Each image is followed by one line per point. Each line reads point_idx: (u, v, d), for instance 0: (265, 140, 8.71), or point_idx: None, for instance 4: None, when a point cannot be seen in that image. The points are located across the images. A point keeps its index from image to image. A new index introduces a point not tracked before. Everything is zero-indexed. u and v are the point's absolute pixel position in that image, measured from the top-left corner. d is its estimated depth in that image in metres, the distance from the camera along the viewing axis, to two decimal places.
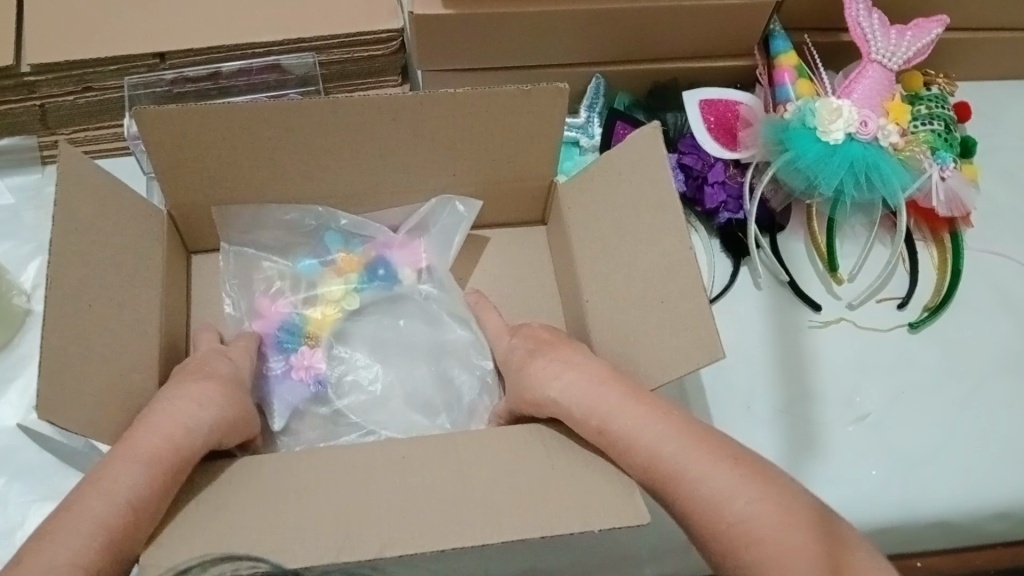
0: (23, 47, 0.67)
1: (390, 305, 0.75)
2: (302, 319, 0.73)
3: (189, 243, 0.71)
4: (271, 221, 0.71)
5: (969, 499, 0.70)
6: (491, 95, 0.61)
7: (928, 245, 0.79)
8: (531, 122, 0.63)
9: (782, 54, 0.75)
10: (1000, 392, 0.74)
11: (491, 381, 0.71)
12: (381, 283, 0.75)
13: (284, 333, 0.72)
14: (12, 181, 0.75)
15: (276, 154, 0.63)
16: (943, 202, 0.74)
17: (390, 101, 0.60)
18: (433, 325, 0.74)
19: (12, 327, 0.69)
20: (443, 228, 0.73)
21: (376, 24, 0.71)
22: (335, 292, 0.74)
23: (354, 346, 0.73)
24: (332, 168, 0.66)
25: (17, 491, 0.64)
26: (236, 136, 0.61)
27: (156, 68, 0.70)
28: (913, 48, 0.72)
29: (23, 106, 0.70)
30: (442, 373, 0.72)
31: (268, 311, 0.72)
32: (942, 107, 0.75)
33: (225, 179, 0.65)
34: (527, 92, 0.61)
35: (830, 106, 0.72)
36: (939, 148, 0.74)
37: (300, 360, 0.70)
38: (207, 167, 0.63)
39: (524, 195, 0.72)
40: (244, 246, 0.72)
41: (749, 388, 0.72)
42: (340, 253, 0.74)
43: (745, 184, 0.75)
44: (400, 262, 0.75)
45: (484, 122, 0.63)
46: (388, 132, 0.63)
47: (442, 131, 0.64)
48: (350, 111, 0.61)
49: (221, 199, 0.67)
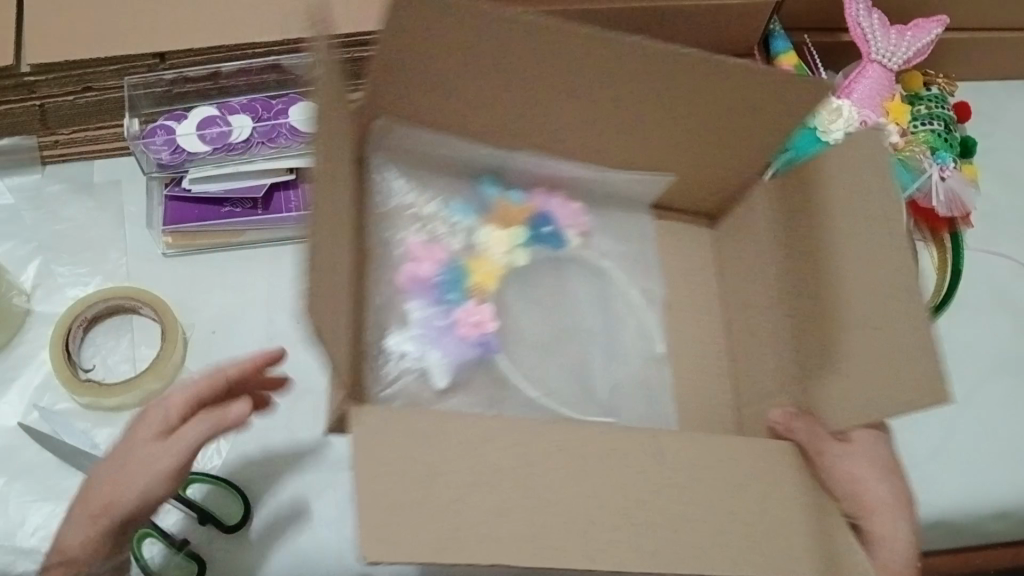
0: (22, 47, 0.66)
1: (551, 266, 0.68)
2: (463, 269, 0.64)
3: (360, 150, 0.64)
4: (435, 154, 0.66)
5: (968, 499, 0.70)
6: (742, 81, 0.54)
7: (928, 245, 0.78)
8: (777, 107, 0.56)
9: (782, 54, 0.74)
10: (1001, 393, 0.74)
11: (659, 366, 0.66)
12: (545, 241, 0.67)
13: (449, 284, 0.63)
14: (12, 181, 0.75)
15: (427, 73, 0.56)
16: (944, 202, 0.74)
17: (627, 42, 0.52)
18: (594, 287, 0.69)
19: (12, 327, 0.70)
20: (630, 193, 0.69)
21: (374, 25, 0.70)
22: (500, 242, 0.66)
23: (508, 300, 0.66)
24: (474, 107, 0.60)
25: (17, 491, 0.64)
26: (402, 54, 0.53)
27: (156, 68, 0.70)
28: (912, 48, 0.72)
29: (23, 106, 0.70)
30: (620, 352, 0.67)
31: (427, 254, 0.64)
32: (942, 106, 0.75)
33: (442, 91, 0.58)
34: (776, 97, 0.55)
35: (830, 106, 0.71)
36: (939, 148, 0.74)
37: (469, 314, 0.62)
38: (412, 76, 0.56)
39: (701, 176, 0.66)
40: (395, 172, 0.66)
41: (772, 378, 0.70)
42: (499, 199, 0.67)
43: None
44: (563, 218, 0.68)
45: (716, 96, 0.56)
46: (592, 81, 0.56)
47: (633, 89, 0.56)
48: (579, 43, 0.52)
49: (373, 115, 0.61)
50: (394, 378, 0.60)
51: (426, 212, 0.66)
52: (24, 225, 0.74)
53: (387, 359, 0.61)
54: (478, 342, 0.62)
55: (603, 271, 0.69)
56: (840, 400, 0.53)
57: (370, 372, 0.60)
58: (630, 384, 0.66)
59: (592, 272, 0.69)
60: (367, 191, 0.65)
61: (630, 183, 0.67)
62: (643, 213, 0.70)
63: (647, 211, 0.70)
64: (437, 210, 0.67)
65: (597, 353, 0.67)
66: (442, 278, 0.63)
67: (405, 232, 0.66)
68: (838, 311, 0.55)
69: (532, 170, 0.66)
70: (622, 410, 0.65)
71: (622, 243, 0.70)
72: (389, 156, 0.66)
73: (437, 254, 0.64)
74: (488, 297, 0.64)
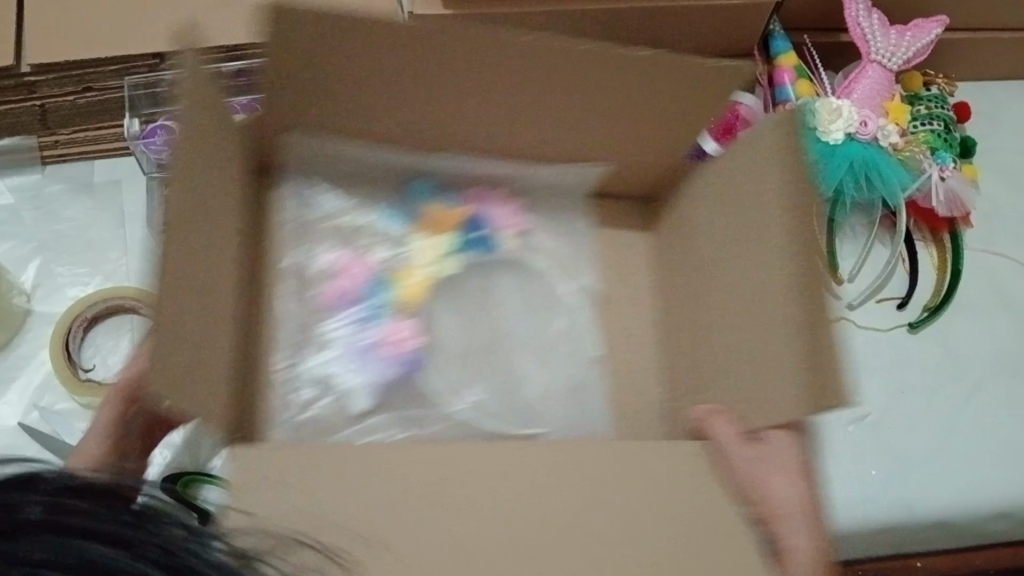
0: (23, 46, 0.66)
1: (481, 274, 0.65)
2: (391, 281, 0.62)
3: (265, 158, 0.62)
4: (347, 161, 0.63)
5: (969, 498, 0.70)
6: (714, 83, 0.54)
7: (927, 245, 0.78)
8: (712, 103, 0.56)
9: (782, 54, 0.75)
10: (1000, 392, 0.74)
11: (600, 369, 0.64)
12: (477, 247, 0.65)
13: (374, 292, 0.62)
14: (13, 181, 0.75)
15: (342, 79, 0.54)
16: (943, 202, 0.74)
17: (503, 52, 0.52)
18: (522, 294, 0.66)
19: (12, 327, 0.71)
20: (555, 200, 0.67)
21: None
22: (427, 255, 0.64)
23: (435, 311, 0.63)
24: (393, 103, 0.57)
25: None
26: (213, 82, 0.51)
27: (156, 68, 0.70)
28: (912, 48, 0.72)
29: (23, 106, 0.70)
30: (551, 352, 0.65)
31: (351, 267, 0.63)
32: (942, 106, 0.75)
33: (314, 83, 0.54)
34: (731, 92, 0.55)
35: (830, 105, 0.71)
36: (939, 148, 0.74)
37: (393, 331, 0.60)
38: (344, 83, 0.55)
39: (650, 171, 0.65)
40: (315, 189, 0.64)
41: None
42: (433, 206, 0.65)
43: None
44: (498, 223, 0.65)
45: (630, 84, 0.55)
46: (560, 94, 0.56)
47: (506, 78, 0.54)
48: (436, 51, 0.52)
49: (285, 122, 0.59)
50: (307, 397, 0.58)
51: (350, 223, 0.64)
52: (25, 225, 0.75)
53: (296, 377, 0.59)
54: (401, 362, 0.60)
55: (526, 277, 0.66)
56: (727, 395, 0.55)
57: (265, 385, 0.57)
58: (572, 399, 0.63)
59: (530, 273, 0.66)
60: (267, 214, 0.62)
61: (554, 179, 0.66)
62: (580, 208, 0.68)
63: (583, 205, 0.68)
64: (364, 220, 0.65)
65: (564, 361, 0.64)
66: (366, 295, 0.62)
67: (299, 261, 0.62)
68: (716, 326, 0.57)
69: (465, 170, 0.64)
70: (554, 421, 0.62)
71: (565, 244, 0.67)
72: (296, 177, 0.63)
73: (365, 268, 0.63)
74: (414, 314, 0.62)
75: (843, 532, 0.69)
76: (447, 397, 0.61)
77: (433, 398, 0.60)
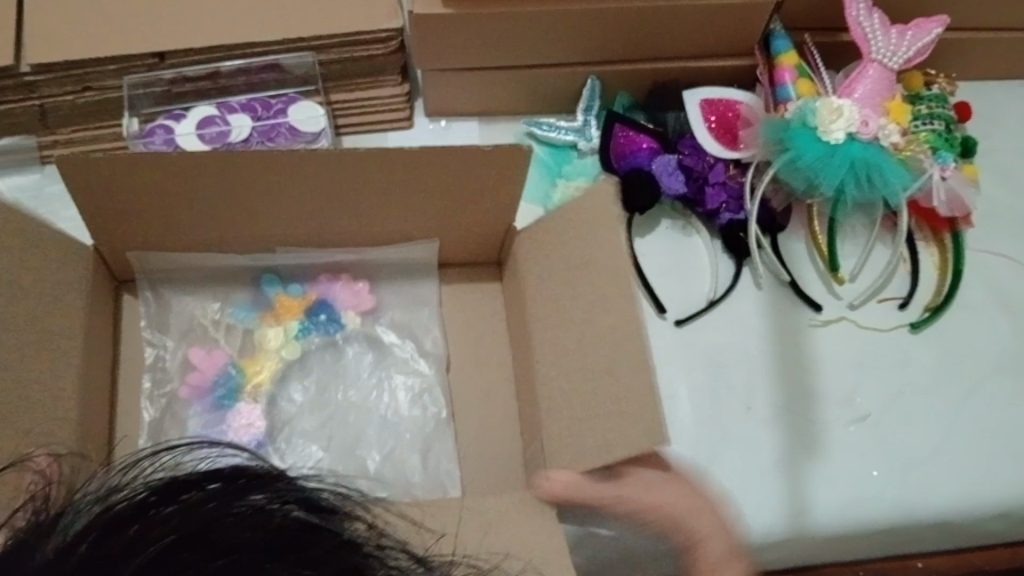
0: (22, 47, 0.67)
1: (327, 352, 0.75)
2: (238, 371, 0.73)
3: (121, 273, 0.72)
4: (198, 263, 0.73)
5: (970, 500, 0.70)
6: (429, 163, 0.61)
7: (928, 245, 0.78)
8: (486, 179, 0.63)
9: (782, 54, 0.74)
10: (1001, 394, 0.74)
11: (445, 429, 0.72)
12: (324, 327, 0.74)
13: (222, 387, 0.72)
14: (13, 181, 0.74)
15: (239, 198, 0.64)
16: (944, 202, 0.73)
17: (317, 157, 0.60)
18: (374, 363, 0.76)
19: None
20: (400, 283, 0.76)
21: (376, 24, 0.70)
22: (271, 340, 0.73)
23: (293, 384, 0.74)
24: (322, 214, 0.67)
25: None
26: (172, 187, 0.62)
27: (156, 68, 0.70)
28: (913, 47, 0.72)
29: (23, 106, 0.70)
30: (392, 424, 0.73)
31: (205, 360, 0.73)
32: (943, 106, 0.75)
33: (152, 211, 0.64)
34: (472, 167, 0.62)
35: (831, 105, 0.71)
36: (940, 148, 0.73)
37: (239, 417, 0.71)
38: (174, 195, 0.63)
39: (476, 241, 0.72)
40: (156, 293, 0.73)
41: (749, 388, 0.72)
42: (278, 295, 0.74)
43: (746, 184, 0.74)
44: (342, 304, 0.75)
45: (441, 183, 0.64)
46: (363, 193, 0.65)
47: (366, 188, 0.64)
48: (310, 164, 0.60)
49: (124, 241, 0.68)
50: None
51: (211, 321, 0.74)
52: None
53: None
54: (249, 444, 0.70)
55: (391, 348, 0.76)
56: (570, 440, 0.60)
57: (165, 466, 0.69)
58: (399, 465, 0.72)
59: (378, 352, 0.76)
60: (121, 333, 0.72)
61: (404, 256, 0.74)
62: (430, 280, 0.76)
63: (438, 280, 0.76)
64: (216, 316, 0.74)
65: (472, 426, 0.72)
66: (218, 383, 0.72)
67: (160, 352, 0.72)
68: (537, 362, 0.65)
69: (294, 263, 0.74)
70: (391, 482, 0.71)
71: (409, 311, 0.76)
72: (149, 299, 0.73)
73: (217, 361, 0.73)
74: (261, 398, 0.72)
75: (843, 534, 0.69)
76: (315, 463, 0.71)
77: None
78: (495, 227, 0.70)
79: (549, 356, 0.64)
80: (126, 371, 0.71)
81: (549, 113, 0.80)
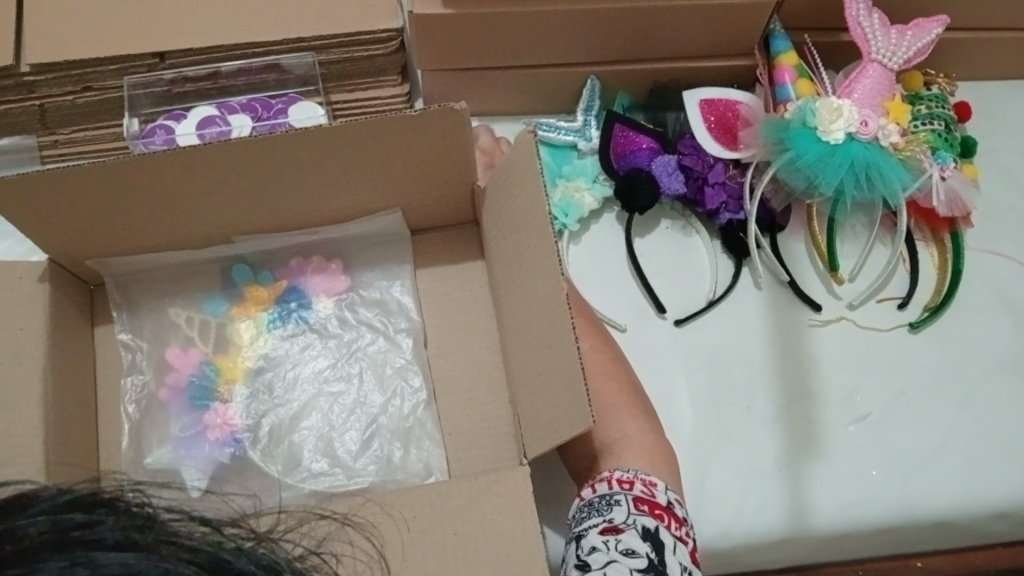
0: (23, 47, 0.67)
1: (302, 338, 0.73)
2: (214, 370, 0.71)
3: (89, 279, 0.71)
4: (166, 262, 0.72)
5: (969, 500, 0.70)
6: (370, 131, 0.58)
7: (928, 245, 0.78)
8: (438, 141, 0.60)
9: (782, 54, 0.74)
10: (999, 393, 0.74)
11: (427, 411, 0.70)
12: (296, 315, 0.73)
13: (198, 390, 0.71)
14: None
15: (187, 192, 0.61)
16: (944, 202, 0.74)
17: (254, 144, 0.57)
18: (349, 347, 0.73)
19: None
20: (369, 261, 0.74)
21: (376, 24, 0.70)
22: (244, 335, 0.72)
23: (269, 373, 0.72)
24: (282, 199, 0.65)
25: None
26: (112, 192, 0.59)
27: (156, 68, 0.70)
28: (913, 47, 0.72)
29: (23, 106, 0.70)
30: (371, 410, 0.71)
31: (181, 360, 0.71)
32: (943, 106, 0.75)
33: (99, 222, 0.63)
34: (416, 130, 0.58)
35: (830, 105, 0.71)
36: (940, 148, 0.73)
37: (217, 415, 0.69)
38: (115, 199, 0.60)
39: (446, 210, 0.71)
40: (123, 303, 0.71)
41: (744, 387, 0.72)
42: (249, 285, 0.73)
43: (745, 184, 0.74)
44: (314, 290, 0.74)
45: (393, 154, 0.61)
46: (318, 171, 0.62)
47: (312, 166, 0.61)
48: (251, 152, 0.57)
49: (81, 249, 0.66)
50: None
51: (184, 320, 0.73)
52: None
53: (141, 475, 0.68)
54: (228, 442, 0.69)
55: (362, 326, 0.74)
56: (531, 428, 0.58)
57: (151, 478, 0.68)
58: (381, 451, 0.70)
59: (350, 333, 0.74)
60: (98, 339, 0.71)
61: (367, 229, 0.73)
62: (405, 255, 0.74)
63: (412, 256, 0.74)
64: (189, 315, 0.73)
65: (459, 404, 0.70)
66: (195, 382, 0.71)
67: (136, 355, 0.71)
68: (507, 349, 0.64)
69: (263, 250, 0.73)
70: (374, 470, 0.69)
71: (379, 293, 0.74)
72: (122, 304, 0.71)
73: (193, 360, 0.72)
74: (238, 394, 0.71)
75: (843, 534, 0.69)
76: (302, 458, 0.69)
77: (276, 466, 0.69)
78: (463, 186, 0.67)
79: (515, 327, 0.62)
80: (104, 376, 0.71)
81: (548, 113, 0.80)
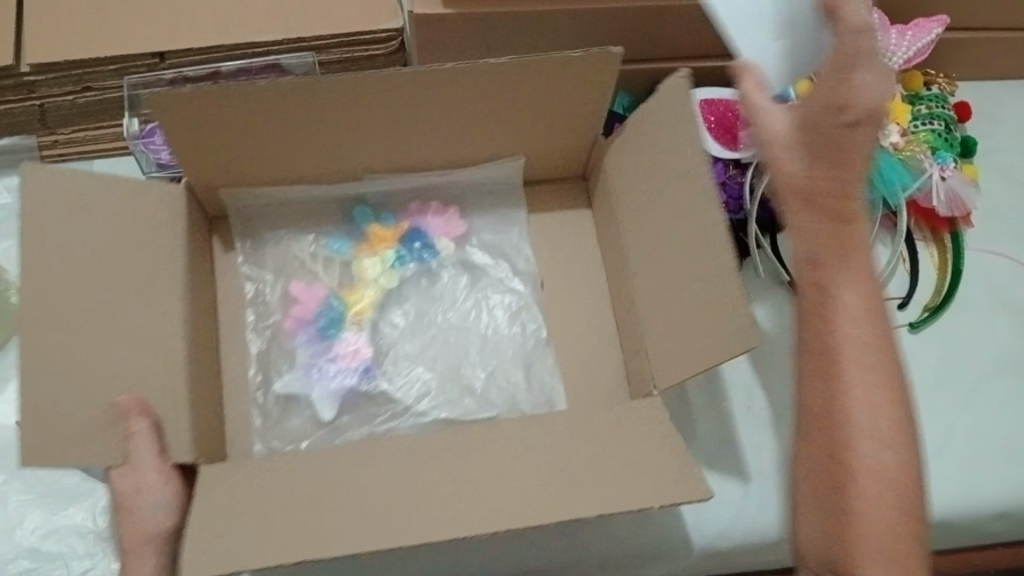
0: (22, 48, 0.67)
1: (424, 278, 0.77)
2: (339, 301, 0.74)
3: (214, 209, 0.73)
4: (290, 198, 0.75)
5: (970, 500, 0.70)
6: (524, 69, 0.61)
7: (928, 245, 0.78)
8: (578, 88, 0.64)
9: None
10: (1000, 393, 0.74)
11: (547, 347, 0.75)
12: (419, 256, 0.77)
13: (327, 315, 0.73)
14: (12, 181, 0.74)
15: (338, 122, 0.64)
16: (944, 202, 0.74)
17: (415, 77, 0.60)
18: (470, 287, 0.78)
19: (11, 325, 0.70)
20: (485, 210, 0.78)
21: (376, 24, 0.70)
22: (369, 271, 0.75)
23: (394, 308, 0.76)
24: (420, 138, 0.69)
25: (16, 490, 0.66)
26: (267, 115, 0.62)
27: (156, 68, 0.70)
28: (913, 47, 0.72)
29: (23, 106, 0.70)
30: (494, 343, 0.76)
31: (308, 292, 0.74)
32: (943, 106, 0.76)
33: (250, 144, 0.65)
34: (564, 75, 0.62)
35: None
36: (939, 148, 0.74)
37: (346, 345, 0.72)
38: (268, 124, 0.63)
39: (556, 156, 0.74)
40: (249, 236, 0.75)
41: (749, 386, 0.72)
42: (372, 227, 0.76)
43: (745, 184, 0.73)
44: (435, 233, 0.77)
45: (539, 100, 0.65)
46: (463, 109, 0.65)
47: (460, 102, 0.64)
48: (411, 83, 0.61)
49: (217, 171, 0.68)
50: (265, 411, 0.71)
51: (309, 255, 0.76)
52: None
53: (270, 399, 0.71)
54: (359, 368, 0.72)
55: (483, 277, 0.78)
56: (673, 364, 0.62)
57: (281, 403, 0.71)
58: (504, 383, 0.75)
59: (470, 275, 0.78)
60: (221, 270, 0.74)
61: (482, 178, 0.76)
62: (518, 203, 0.78)
63: (525, 205, 0.78)
64: (314, 249, 0.76)
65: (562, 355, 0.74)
66: (320, 313, 0.73)
67: (260, 286, 0.74)
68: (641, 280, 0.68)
69: (387, 192, 0.76)
70: (500, 402, 0.74)
71: (496, 239, 0.78)
72: (247, 235, 0.74)
73: (317, 292, 0.74)
74: (365, 325, 0.74)
75: None
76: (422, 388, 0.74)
77: (405, 396, 0.73)
78: (577, 135, 0.70)
79: (647, 262, 0.66)
80: (228, 309, 0.73)
81: None
